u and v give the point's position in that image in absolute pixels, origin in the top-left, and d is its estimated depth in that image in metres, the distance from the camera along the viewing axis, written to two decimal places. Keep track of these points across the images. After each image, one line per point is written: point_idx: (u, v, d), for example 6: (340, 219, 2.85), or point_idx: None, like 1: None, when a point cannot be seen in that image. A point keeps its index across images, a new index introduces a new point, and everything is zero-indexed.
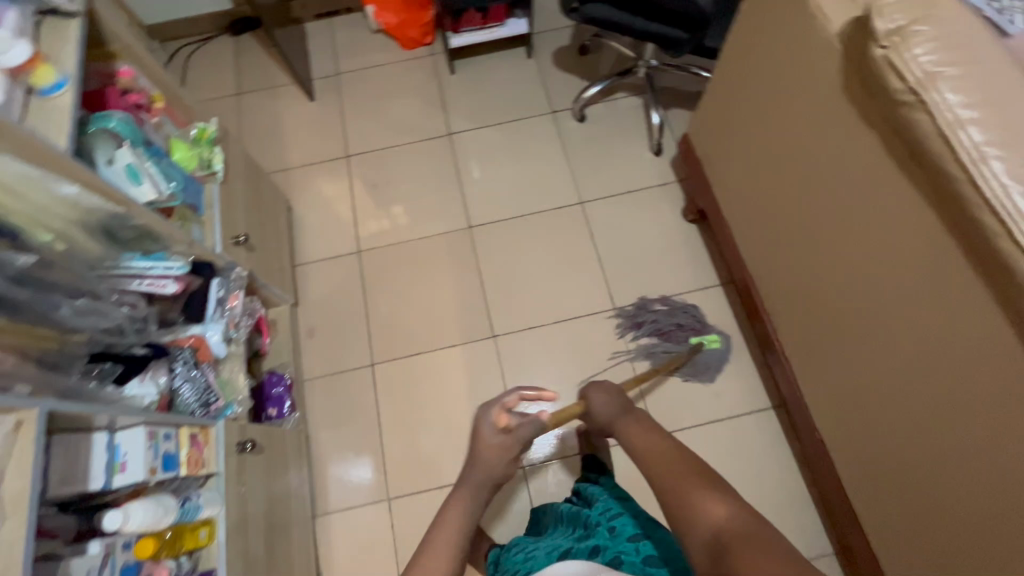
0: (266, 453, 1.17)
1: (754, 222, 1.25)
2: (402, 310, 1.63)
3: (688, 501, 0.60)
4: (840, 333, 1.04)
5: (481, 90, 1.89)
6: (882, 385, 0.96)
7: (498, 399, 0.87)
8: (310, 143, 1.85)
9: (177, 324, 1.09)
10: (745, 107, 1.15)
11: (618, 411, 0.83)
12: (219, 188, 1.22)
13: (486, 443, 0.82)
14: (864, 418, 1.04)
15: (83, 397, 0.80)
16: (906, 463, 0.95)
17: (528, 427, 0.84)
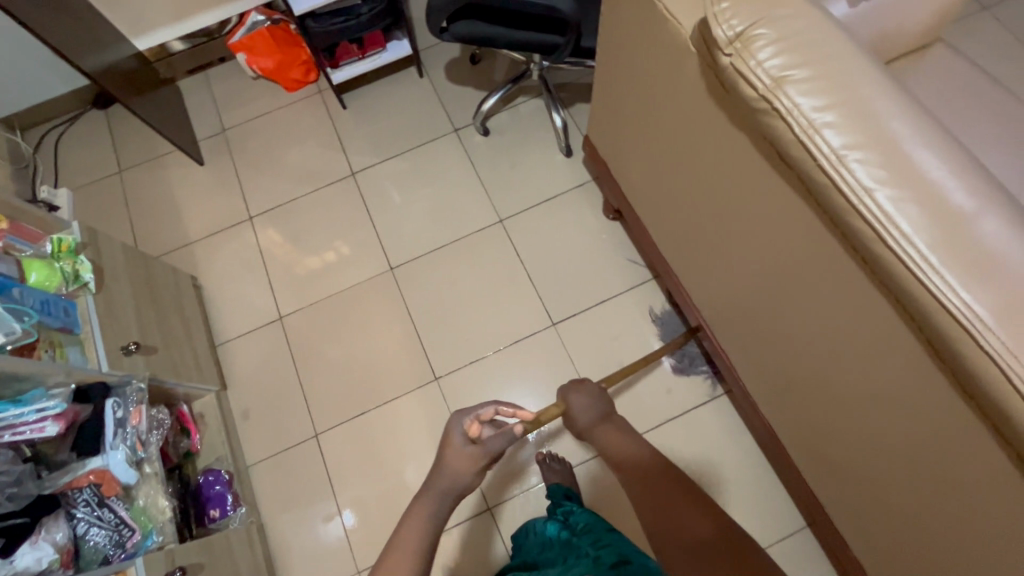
0: (209, 567, 1.09)
1: (667, 220, 1.21)
2: (338, 371, 1.54)
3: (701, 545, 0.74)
4: (767, 325, 1.02)
5: (379, 120, 1.80)
6: (812, 374, 0.95)
7: (473, 411, 0.90)
8: (208, 210, 1.73)
9: (73, 462, 0.99)
10: (632, 108, 1.11)
11: (598, 418, 0.98)
12: (95, 298, 1.12)
13: (457, 450, 0.83)
14: (802, 404, 1.03)
15: None
16: (848, 446, 0.94)
17: (501, 442, 0.86)
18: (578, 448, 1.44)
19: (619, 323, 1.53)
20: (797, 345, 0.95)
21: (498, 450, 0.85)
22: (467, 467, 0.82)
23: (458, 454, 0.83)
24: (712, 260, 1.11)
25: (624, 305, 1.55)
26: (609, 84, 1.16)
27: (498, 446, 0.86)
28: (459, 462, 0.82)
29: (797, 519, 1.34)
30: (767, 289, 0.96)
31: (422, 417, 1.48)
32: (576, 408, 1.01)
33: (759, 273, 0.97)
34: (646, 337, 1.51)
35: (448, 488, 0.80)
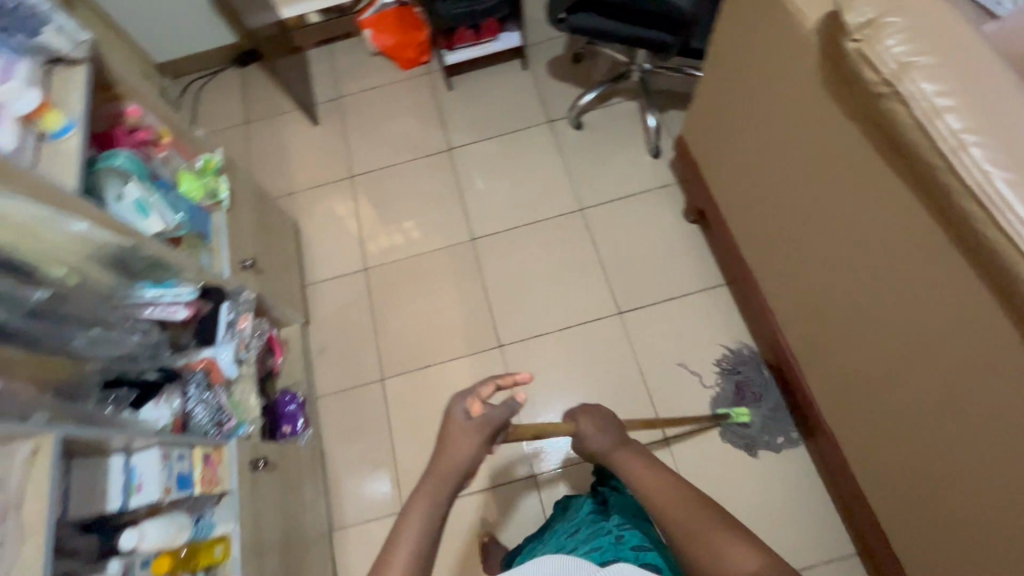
0: (280, 470, 1.20)
1: (756, 217, 1.24)
2: (409, 326, 1.64)
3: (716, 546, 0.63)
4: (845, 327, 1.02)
5: (479, 104, 1.92)
6: (887, 379, 0.94)
7: (472, 388, 0.77)
8: (316, 166, 1.90)
9: (190, 348, 1.12)
10: (739, 103, 1.15)
11: (615, 441, 0.84)
12: (225, 216, 1.27)
13: (458, 428, 0.73)
14: (872, 413, 1.01)
15: (99, 422, 0.83)
16: (917, 459, 0.93)
17: (503, 411, 0.75)
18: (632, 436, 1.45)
19: (685, 322, 1.55)
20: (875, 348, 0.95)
21: (502, 421, 0.74)
22: (466, 445, 0.72)
23: (461, 433, 0.73)
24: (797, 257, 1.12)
25: (691, 305, 1.57)
26: (717, 79, 1.21)
27: (501, 417, 0.75)
28: (458, 440, 0.72)
29: (845, 546, 1.30)
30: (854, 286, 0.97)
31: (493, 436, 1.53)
32: (585, 430, 0.85)
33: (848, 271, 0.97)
34: (710, 339, 1.53)
35: (451, 469, 0.71)
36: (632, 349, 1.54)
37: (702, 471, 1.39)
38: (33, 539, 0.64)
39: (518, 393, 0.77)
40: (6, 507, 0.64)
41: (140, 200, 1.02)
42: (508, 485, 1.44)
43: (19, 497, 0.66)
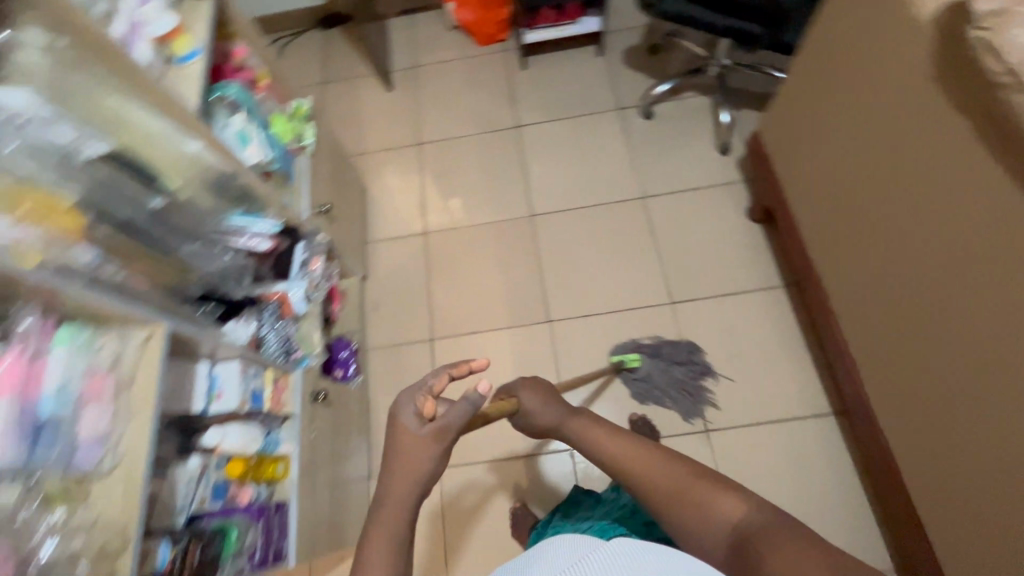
0: (334, 407, 1.25)
1: (836, 215, 1.23)
2: (461, 292, 1.68)
3: (700, 498, 0.66)
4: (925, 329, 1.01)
5: (551, 85, 1.94)
6: (966, 385, 0.92)
7: (422, 382, 0.72)
8: (386, 130, 1.96)
9: (267, 280, 1.15)
10: (837, 97, 1.15)
11: (564, 411, 0.84)
12: (307, 161, 1.33)
13: (411, 436, 0.67)
14: (941, 420, 1.00)
15: (198, 324, 0.88)
16: (986, 469, 0.91)
17: (462, 415, 0.71)
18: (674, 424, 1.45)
19: (737, 319, 1.54)
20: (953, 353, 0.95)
21: (459, 423, 0.70)
22: (423, 455, 0.67)
23: (414, 441, 0.67)
24: (879, 259, 1.11)
25: (746, 303, 1.56)
26: (812, 75, 1.21)
27: (459, 420, 0.70)
28: (412, 454, 0.67)
29: (882, 560, 1.28)
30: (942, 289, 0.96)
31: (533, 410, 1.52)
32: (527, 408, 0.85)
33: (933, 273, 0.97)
34: (762, 339, 1.51)
35: (412, 482, 0.66)
36: (680, 339, 1.54)
37: (742, 466, 1.39)
38: (140, 414, 0.70)
39: (480, 384, 0.72)
40: (119, 383, 0.70)
41: (242, 130, 1.08)
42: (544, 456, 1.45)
43: (129, 378, 0.71)
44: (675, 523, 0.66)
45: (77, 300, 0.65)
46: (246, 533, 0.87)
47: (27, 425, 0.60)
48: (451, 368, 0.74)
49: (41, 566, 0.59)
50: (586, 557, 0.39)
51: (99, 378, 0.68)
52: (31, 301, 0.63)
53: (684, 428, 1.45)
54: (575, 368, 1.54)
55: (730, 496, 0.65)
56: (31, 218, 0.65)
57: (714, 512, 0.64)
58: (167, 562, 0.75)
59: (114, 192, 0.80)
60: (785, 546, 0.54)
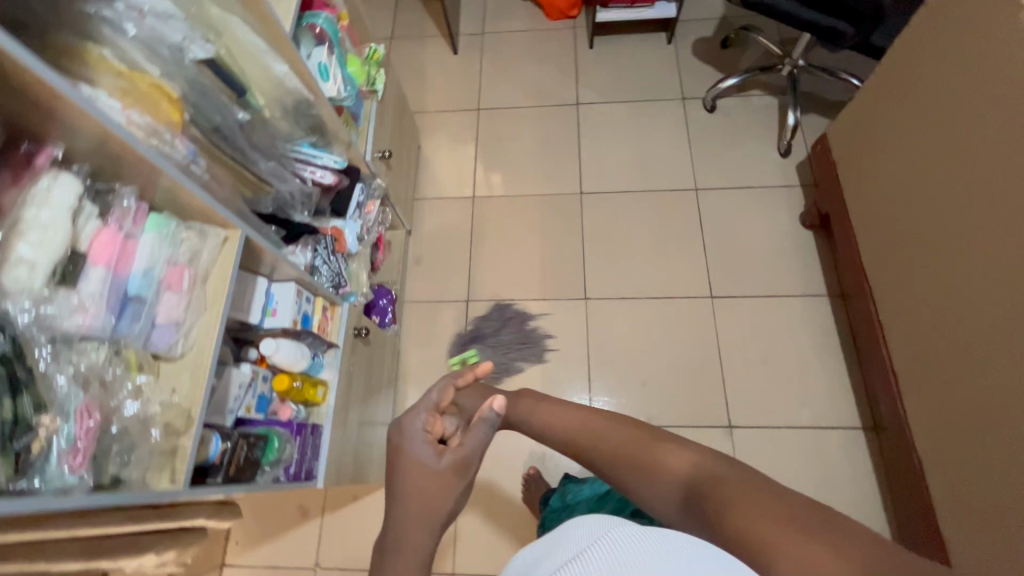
0: (371, 346, 1.28)
1: (903, 226, 1.20)
2: (501, 259, 1.69)
3: (647, 456, 0.65)
4: (987, 347, 0.98)
5: (617, 67, 1.92)
6: (1022, 407, 0.91)
7: (426, 403, 0.72)
8: (447, 92, 1.97)
9: (325, 215, 1.17)
10: (929, 104, 1.11)
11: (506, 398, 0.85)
12: (376, 105, 1.37)
13: (424, 469, 0.64)
14: (987, 441, 0.98)
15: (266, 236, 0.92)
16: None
17: (480, 441, 0.67)
18: (697, 416, 1.45)
19: (776, 322, 1.53)
20: (1013, 374, 0.93)
21: (479, 447, 0.66)
22: (445, 488, 0.64)
23: (429, 474, 0.64)
24: (942, 273, 1.09)
25: (788, 307, 1.54)
26: (904, 80, 1.18)
27: (478, 443, 0.66)
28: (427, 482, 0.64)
29: None
30: (1012, 308, 0.94)
31: (553, 386, 1.52)
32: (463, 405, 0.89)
33: (1003, 291, 0.95)
34: (798, 345, 1.50)
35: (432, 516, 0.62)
36: (715, 334, 1.53)
37: (762, 466, 1.39)
38: (212, 309, 0.73)
39: (495, 400, 0.67)
40: (195, 276, 0.73)
41: (323, 64, 1.10)
42: None
43: (206, 272, 0.74)
44: (638, 490, 0.64)
45: (174, 187, 0.68)
46: (285, 446, 0.90)
47: (116, 298, 0.64)
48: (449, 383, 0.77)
49: (117, 429, 0.61)
50: (606, 533, 0.39)
51: (179, 269, 0.71)
52: (131, 182, 0.66)
53: (708, 421, 1.44)
54: (606, 348, 1.55)
55: (682, 453, 0.63)
56: (141, 103, 0.68)
57: (661, 468, 0.63)
58: (217, 454, 0.76)
59: (211, 98, 0.82)
60: (736, 498, 0.52)
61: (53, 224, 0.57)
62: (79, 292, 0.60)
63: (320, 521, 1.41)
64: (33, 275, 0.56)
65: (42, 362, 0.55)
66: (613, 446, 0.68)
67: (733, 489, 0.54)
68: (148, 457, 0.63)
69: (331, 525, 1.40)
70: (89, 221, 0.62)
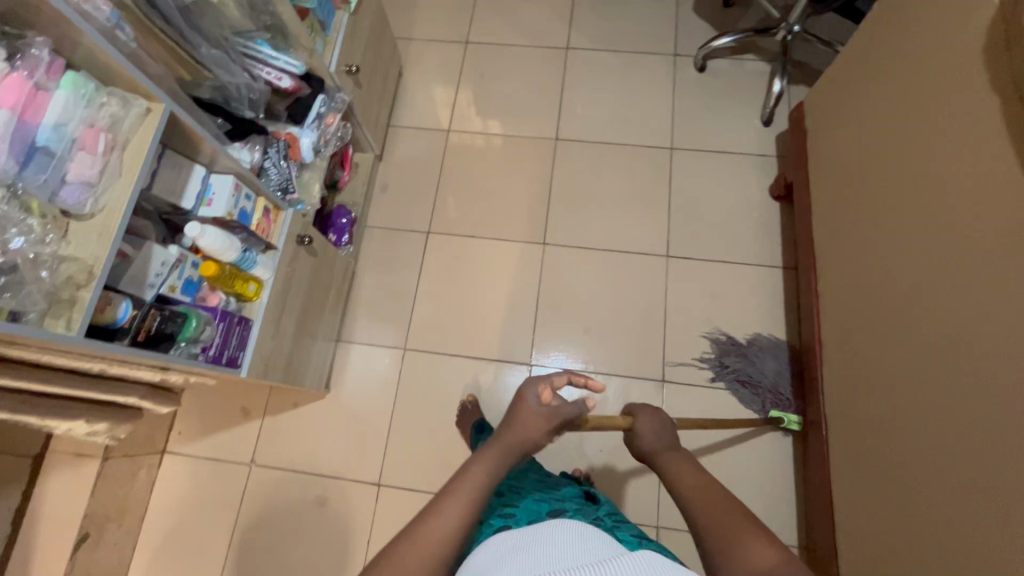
0: (318, 259, 1.30)
1: (856, 201, 1.20)
2: (467, 196, 1.69)
3: (735, 543, 0.60)
4: (912, 326, 1.00)
5: (613, 14, 1.87)
6: (929, 379, 0.94)
7: (546, 375, 0.77)
8: (436, 21, 1.92)
9: (280, 120, 1.19)
10: (903, 75, 1.09)
11: (663, 445, 0.79)
12: (348, 18, 1.33)
13: (529, 411, 0.74)
14: (897, 415, 1.01)
15: (203, 123, 0.92)
16: (923, 466, 0.93)
17: (575, 407, 0.76)
18: (635, 368, 1.49)
19: (726, 286, 1.54)
20: (927, 347, 0.95)
21: (574, 415, 0.76)
22: (537, 429, 0.73)
23: (531, 417, 0.74)
24: (884, 248, 1.10)
25: (740, 275, 1.55)
26: (883, 49, 1.15)
27: (572, 411, 0.76)
28: (532, 418, 0.73)
29: (792, 536, 1.34)
30: (938, 284, 0.95)
31: (502, 324, 1.55)
32: (642, 429, 0.81)
33: (932, 268, 0.97)
34: (745, 312, 1.52)
35: (516, 445, 0.72)
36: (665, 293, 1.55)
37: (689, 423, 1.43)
38: (127, 177, 0.75)
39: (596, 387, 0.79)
40: (114, 142, 0.74)
41: None
42: (502, 365, 1.51)
43: (125, 140, 0.75)
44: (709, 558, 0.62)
45: (93, 48, 0.68)
46: (203, 327, 0.94)
47: (19, 143, 0.66)
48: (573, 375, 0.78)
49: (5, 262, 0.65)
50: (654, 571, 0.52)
51: (95, 131, 0.72)
52: (45, 33, 0.67)
53: (645, 375, 1.48)
54: (557, 294, 1.57)
55: (766, 545, 0.59)
56: None
57: (743, 558, 0.59)
58: (126, 318, 0.81)
59: None
60: None
61: None
62: None
63: (260, 422, 1.47)
64: None
65: None
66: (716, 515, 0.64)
67: None
68: (38, 298, 0.66)
69: (270, 428, 1.47)
70: None
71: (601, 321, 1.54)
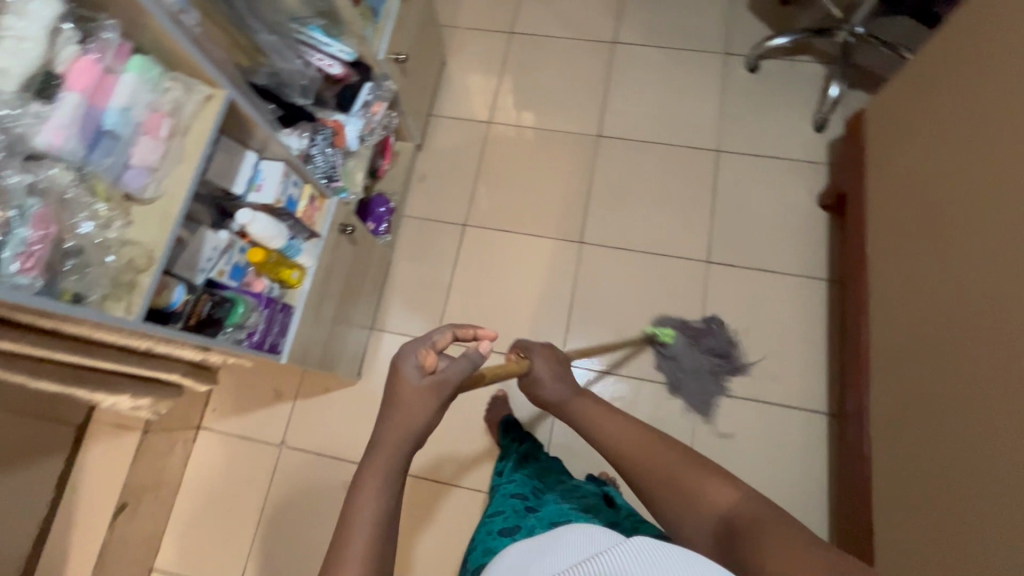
0: (358, 248, 1.30)
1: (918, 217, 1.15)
2: (505, 190, 1.68)
3: (686, 487, 0.66)
4: (969, 352, 0.96)
5: (664, 9, 1.81)
6: (985, 409, 0.90)
7: (426, 336, 0.70)
8: (482, 10, 1.89)
9: (328, 107, 1.18)
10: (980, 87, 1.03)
11: (571, 394, 0.85)
12: (399, 5, 1.31)
13: (409, 386, 0.66)
14: (944, 443, 0.98)
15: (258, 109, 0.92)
16: (970, 498, 0.89)
17: (460, 370, 0.70)
18: (667, 374, 1.46)
19: (766, 296, 1.50)
20: (986, 376, 0.91)
21: (459, 378, 0.70)
22: (423, 403, 0.66)
23: (412, 392, 0.66)
24: (946, 269, 1.05)
25: (782, 284, 1.51)
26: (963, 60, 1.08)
27: (458, 375, 0.70)
28: (418, 398, 0.66)
29: None
30: (1004, 311, 0.91)
31: (534, 321, 1.54)
32: (546, 379, 0.88)
33: (1000, 294, 0.92)
34: (787, 324, 1.48)
35: (409, 427, 0.64)
36: (703, 299, 1.51)
37: (720, 433, 1.41)
38: (186, 163, 0.75)
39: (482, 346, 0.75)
40: (176, 127, 0.75)
41: None
42: None
43: (186, 126, 0.76)
44: (670, 512, 0.67)
45: (161, 32, 0.68)
46: (248, 313, 0.95)
47: (89, 128, 0.66)
48: (451, 329, 0.73)
49: (72, 246, 0.66)
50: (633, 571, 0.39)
51: (159, 116, 0.72)
52: (116, 16, 0.67)
53: (678, 381, 1.46)
54: (593, 294, 1.55)
55: (711, 478, 0.66)
56: None
57: (701, 498, 0.65)
58: (180, 302, 0.83)
59: None
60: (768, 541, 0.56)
61: (28, 36, 0.59)
62: (49, 109, 0.62)
63: (291, 405, 1.49)
64: (4, 80, 0.58)
65: None
66: (654, 465, 0.69)
67: (770, 544, 0.55)
68: (102, 281, 0.68)
69: (301, 411, 1.49)
70: (68, 45, 0.64)
71: (635, 324, 1.51)
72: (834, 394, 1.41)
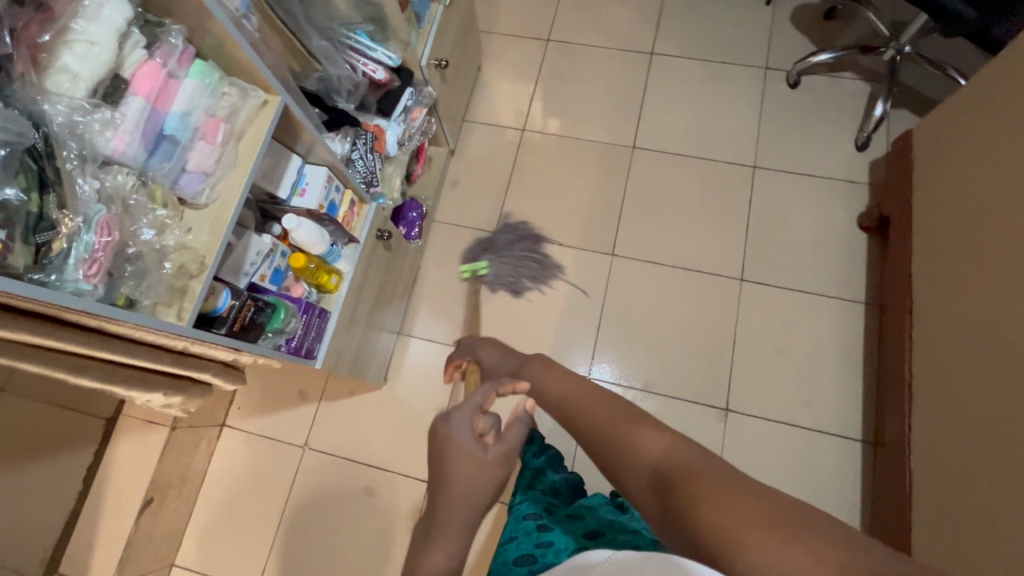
0: (392, 253, 1.30)
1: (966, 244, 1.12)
2: (536, 198, 1.66)
3: (621, 438, 0.52)
4: (1017, 387, 0.93)
5: (704, 21, 1.79)
6: None
7: (468, 398, 0.63)
8: (519, 16, 1.88)
9: (369, 112, 1.17)
10: None
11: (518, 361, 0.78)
12: (442, 11, 1.31)
13: (460, 456, 0.58)
14: (986, 478, 0.95)
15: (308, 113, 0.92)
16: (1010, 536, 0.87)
17: (520, 431, 0.61)
18: (696, 392, 1.44)
19: (800, 317, 1.47)
20: None
21: (519, 440, 0.60)
22: (480, 475, 0.58)
23: (466, 464, 0.58)
24: (995, 299, 1.02)
25: (817, 305, 1.48)
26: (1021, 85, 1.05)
27: (517, 437, 0.60)
28: (469, 478, 0.57)
29: None
30: None
31: (561, 333, 1.52)
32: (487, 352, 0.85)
33: None
34: (822, 347, 1.45)
35: (467, 499, 0.57)
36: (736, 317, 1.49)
37: (750, 455, 1.38)
38: (240, 167, 0.75)
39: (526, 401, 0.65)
40: (231, 133, 0.74)
41: None
42: None
43: (241, 131, 0.76)
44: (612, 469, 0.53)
45: (224, 38, 0.68)
46: (289, 319, 0.94)
47: (152, 133, 0.67)
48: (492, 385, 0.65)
49: (133, 252, 0.67)
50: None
51: (216, 121, 0.72)
52: (181, 22, 0.67)
53: (707, 400, 1.43)
54: (623, 307, 1.53)
55: (654, 430, 0.51)
56: None
57: (632, 448, 0.51)
58: (225, 307, 0.82)
59: None
60: (712, 491, 0.42)
61: (99, 41, 0.62)
62: (116, 115, 0.64)
63: (315, 406, 1.49)
64: (75, 86, 0.61)
65: (70, 164, 0.61)
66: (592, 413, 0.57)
67: (714, 503, 0.41)
68: (159, 288, 0.68)
69: (325, 413, 1.49)
70: (135, 49, 0.65)
71: (664, 339, 1.49)
72: (870, 420, 1.38)
